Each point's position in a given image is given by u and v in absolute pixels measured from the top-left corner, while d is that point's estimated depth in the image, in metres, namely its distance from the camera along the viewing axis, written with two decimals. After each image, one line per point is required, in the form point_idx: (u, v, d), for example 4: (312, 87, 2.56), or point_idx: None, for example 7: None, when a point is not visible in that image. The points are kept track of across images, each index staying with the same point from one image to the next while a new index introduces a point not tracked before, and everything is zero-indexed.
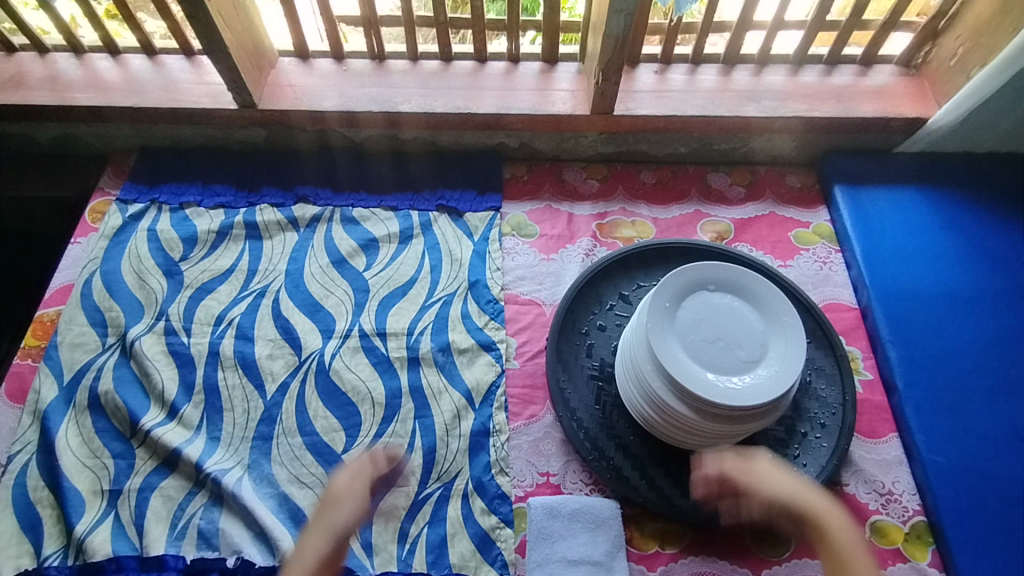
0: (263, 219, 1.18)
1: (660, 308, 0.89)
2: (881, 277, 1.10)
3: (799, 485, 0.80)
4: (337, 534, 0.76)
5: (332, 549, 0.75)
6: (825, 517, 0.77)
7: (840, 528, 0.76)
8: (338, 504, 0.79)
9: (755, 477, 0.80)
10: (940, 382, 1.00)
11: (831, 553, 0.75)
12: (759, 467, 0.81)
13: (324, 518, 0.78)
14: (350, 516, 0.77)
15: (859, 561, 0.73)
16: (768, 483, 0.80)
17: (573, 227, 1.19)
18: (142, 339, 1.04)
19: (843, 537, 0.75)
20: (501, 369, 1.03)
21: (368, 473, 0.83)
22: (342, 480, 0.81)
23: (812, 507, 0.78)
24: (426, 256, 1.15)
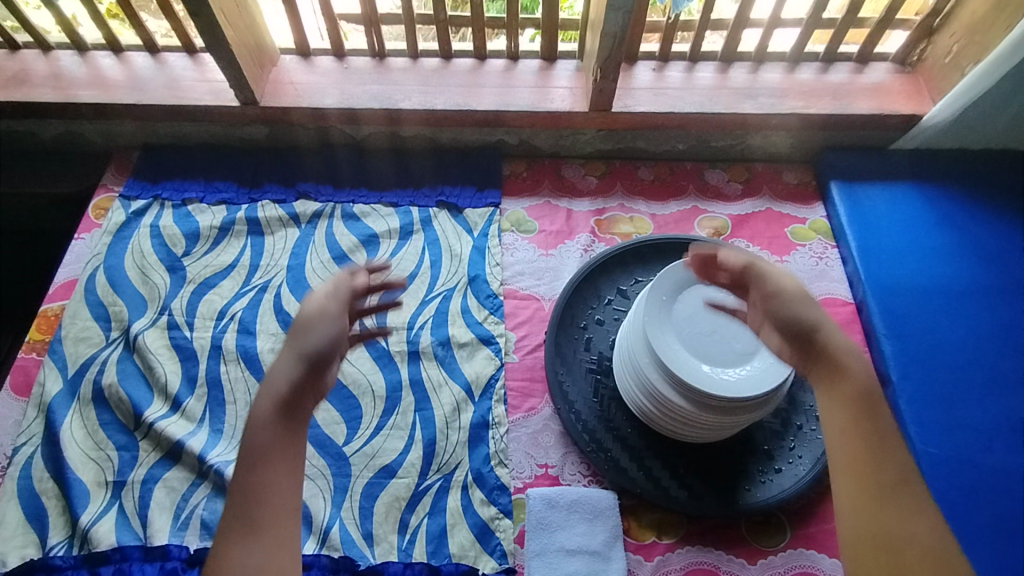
0: (264, 215, 1.19)
1: (657, 301, 0.90)
2: (876, 272, 1.11)
3: (822, 312, 0.77)
4: (310, 357, 0.71)
5: (303, 371, 0.70)
6: (842, 350, 0.74)
7: (854, 362, 0.73)
8: (311, 326, 0.73)
9: (777, 292, 0.78)
10: (934, 375, 1.01)
11: (840, 383, 0.72)
12: (783, 284, 0.78)
13: (298, 336, 0.72)
14: (324, 337, 0.72)
15: (869, 398, 0.71)
16: (790, 304, 0.77)
17: (572, 223, 1.20)
18: (146, 333, 1.05)
19: (856, 372, 0.73)
20: (501, 362, 1.04)
21: (344, 293, 0.78)
22: (316, 300, 0.76)
23: (829, 341, 0.75)
24: (427, 252, 1.16)
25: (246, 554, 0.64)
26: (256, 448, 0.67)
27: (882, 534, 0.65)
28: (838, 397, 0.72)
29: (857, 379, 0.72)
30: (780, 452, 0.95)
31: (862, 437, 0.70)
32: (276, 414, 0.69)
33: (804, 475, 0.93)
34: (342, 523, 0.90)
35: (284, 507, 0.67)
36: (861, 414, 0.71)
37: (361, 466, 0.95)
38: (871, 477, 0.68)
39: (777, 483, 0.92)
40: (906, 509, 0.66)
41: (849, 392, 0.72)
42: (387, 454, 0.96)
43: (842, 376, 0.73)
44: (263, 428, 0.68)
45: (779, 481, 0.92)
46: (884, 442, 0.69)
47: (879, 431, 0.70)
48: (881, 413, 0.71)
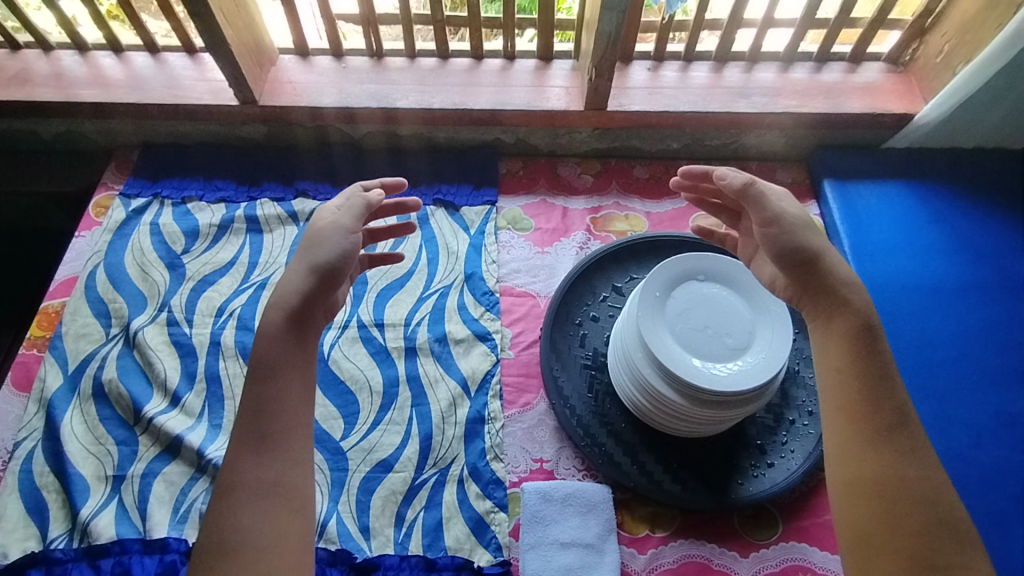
0: (263, 213, 1.21)
1: (651, 296, 0.92)
2: (868, 269, 1.12)
3: (824, 244, 0.79)
4: (319, 268, 0.78)
5: (314, 281, 0.77)
6: (844, 288, 0.76)
7: (855, 298, 0.75)
8: (321, 239, 0.80)
9: (775, 216, 0.79)
10: (925, 371, 1.02)
11: (839, 320, 0.74)
12: (782, 209, 0.80)
13: (311, 248, 0.80)
14: (330, 251, 0.79)
15: (869, 340, 0.73)
16: (792, 231, 0.79)
17: (567, 220, 1.22)
18: (145, 330, 1.07)
19: (857, 312, 0.74)
20: (497, 359, 1.05)
21: (357, 209, 0.84)
22: (329, 217, 0.83)
23: (832, 278, 0.76)
24: (424, 249, 1.17)
25: (257, 463, 0.68)
26: (266, 351, 0.73)
27: (872, 474, 0.66)
28: (836, 335, 0.74)
29: (858, 319, 0.74)
30: (773, 447, 0.96)
31: (858, 379, 0.71)
32: (284, 320, 0.75)
33: (796, 469, 0.94)
34: (339, 517, 0.91)
35: (292, 422, 0.71)
36: (859, 354, 0.72)
37: (358, 461, 0.96)
38: (864, 417, 0.69)
39: (770, 477, 0.93)
40: (899, 452, 0.67)
41: (849, 329, 0.73)
42: (384, 449, 0.97)
43: (843, 314, 0.74)
44: (273, 329, 0.74)
45: (771, 476, 0.93)
46: (882, 386, 0.70)
47: (876, 373, 0.71)
48: (881, 355, 0.72)
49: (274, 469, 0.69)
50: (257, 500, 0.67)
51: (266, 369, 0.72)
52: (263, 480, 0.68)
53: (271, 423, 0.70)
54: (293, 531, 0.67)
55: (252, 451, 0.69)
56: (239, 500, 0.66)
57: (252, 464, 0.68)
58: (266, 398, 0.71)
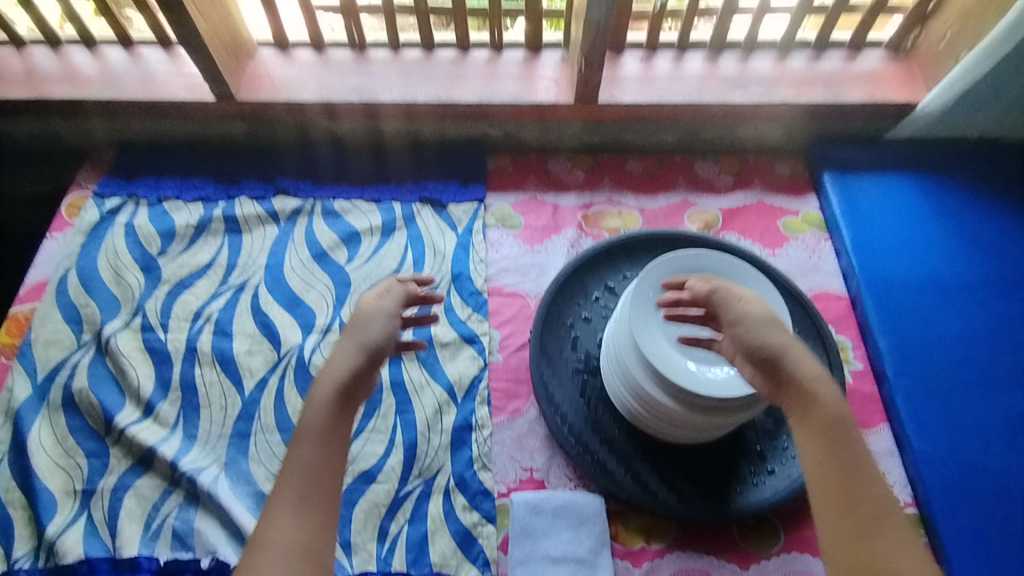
0: (242, 212, 1.16)
1: (644, 297, 0.88)
2: (870, 265, 1.08)
3: (787, 338, 0.76)
4: (368, 349, 0.79)
5: (364, 360, 0.78)
6: (813, 378, 0.73)
7: (826, 387, 0.73)
8: (368, 321, 0.82)
9: (736, 317, 0.78)
10: (930, 372, 0.98)
11: (813, 411, 0.72)
12: (745, 310, 0.79)
13: (356, 331, 0.81)
14: (379, 334, 0.80)
15: (845, 430, 0.71)
16: (752, 328, 0.77)
17: (558, 218, 1.17)
18: (118, 336, 1.02)
19: (830, 402, 0.72)
20: (485, 363, 1.01)
21: (399, 293, 0.86)
22: (370, 300, 0.85)
23: (800, 368, 0.74)
24: (409, 249, 1.13)
25: (292, 523, 0.68)
26: (313, 425, 0.73)
27: (870, 574, 0.63)
28: (812, 429, 0.71)
29: (832, 410, 0.71)
30: (773, 452, 0.92)
31: (840, 475, 0.68)
32: (333, 395, 0.75)
33: (797, 477, 0.90)
34: None
35: (329, 487, 0.71)
36: (837, 446, 0.70)
37: None
38: (854, 511, 0.66)
39: (770, 486, 0.89)
40: (893, 542, 0.64)
41: (824, 422, 0.71)
42: (366, 459, 0.92)
43: (816, 406, 0.72)
44: (321, 406, 0.74)
45: (772, 484, 0.90)
46: (864, 480, 0.68)
47: (855, 467, 0.69)
48: (857, 445, 0.70)
49: (307, 531, 0.68)
50: (286, 560, 0.66)
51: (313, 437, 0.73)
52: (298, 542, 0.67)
53: (310, 485, 0.70)
54: None
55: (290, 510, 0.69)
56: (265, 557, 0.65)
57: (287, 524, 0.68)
58: (306, 465, 0.71)
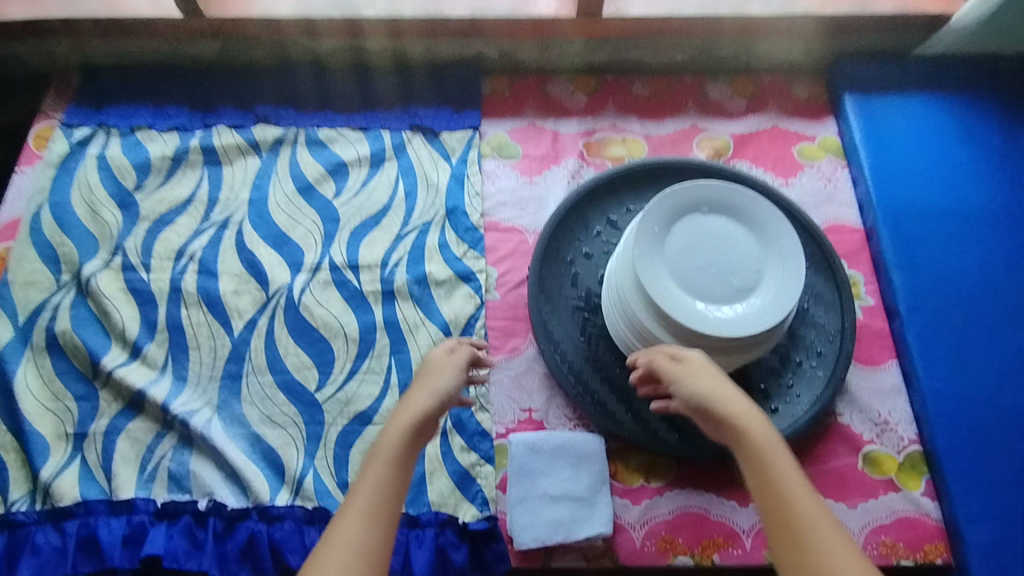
0: (220, 142, 1.08)
1: (650, 232, 0.82)
2: (889, 195, 1.02)
3: (718, 386, 0.72)
4: (440, 391, 0.75)
5: (436, 404, 0.74)
6: (744, 412, 0.70)
7: (761, 425, 0.69)
8: (433, 372, 0.78)
9: (668, 377, 0.74)
10: (945, 308, 0.94)
11: (745, 444, 0.68)
12: (676, 371, 0.74)
13: (430, 375, 0.78)
14: (455, 379, 0.77)
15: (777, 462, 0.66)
16: (683, 383, 0.73)
17: (559, 146, 1.10)
18: (99, 276, 0.98)
19: (762, 436, 0.68)
20: (481, 301, 0.97)
21: (467, 350, 0.82)
22: (438, 355, 0.81)
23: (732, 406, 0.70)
24: (401, 181, 1.06)
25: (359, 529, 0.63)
26: (389, 449, 0.69)
27: None
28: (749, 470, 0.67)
29: (764, 443, 0.67)
30: (777, 391, 0.90)
31: (780, 512, 0.63)
32: (410, 428, 0.71)
33: (802, 415, 0.88)
34: (316, 472, 0.86)
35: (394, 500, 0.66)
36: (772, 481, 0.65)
37: (335, 413, 0.90)
38: (798, 549, 0.61)
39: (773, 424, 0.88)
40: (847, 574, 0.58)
41: (756, 459, 0.67)
42: (362, 401, 0.90)
43: (746, 442, 0.68)
44: (397, 438, 0.70)
45: (775, 422, 0.88)
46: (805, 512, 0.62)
47: (793, 497, 0.63)
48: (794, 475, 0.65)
49: (375, 537, 0.63)
50: (357, 565, 0.61)
51: (390, 458, 0.68)
52: (370, 547, 0.62)
53: (386, 498, 0.66)
54: None
55: (362, 516, 0.64)
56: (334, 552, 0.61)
57: (362, 532, 0.63)
58: (381, 483, 0.66)
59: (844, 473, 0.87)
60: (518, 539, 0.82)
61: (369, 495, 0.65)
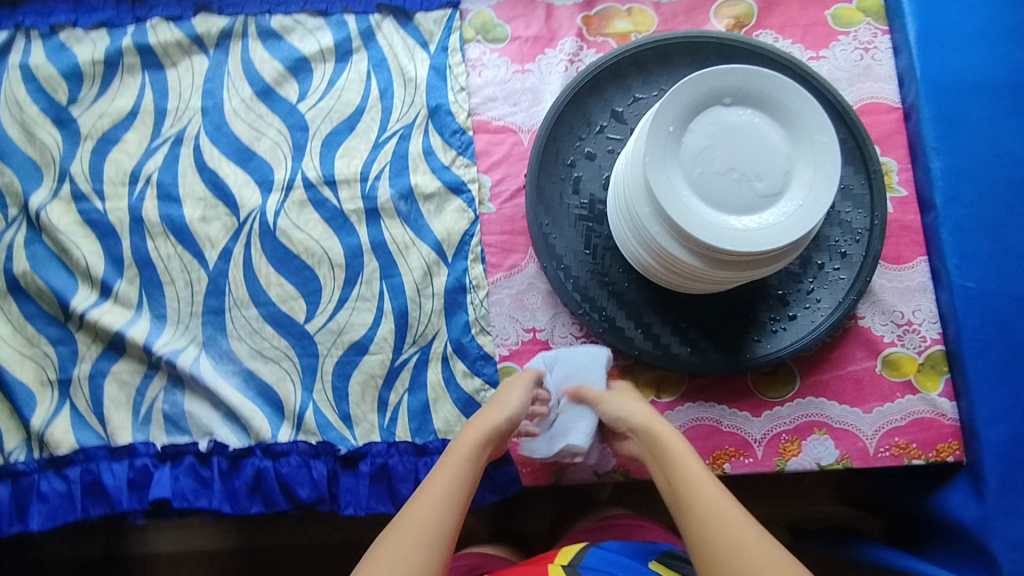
0: (157, 40, 0.93)
1: (664, 133, 0.71)
2: (935, 64, 0.88)
3: (642, 413, 0.73)
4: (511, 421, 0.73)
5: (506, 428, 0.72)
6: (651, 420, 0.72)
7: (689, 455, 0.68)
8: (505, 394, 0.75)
9: (591, 398, 0.77)
10: (989, 195, 0.85)
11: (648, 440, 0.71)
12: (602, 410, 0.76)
13: (506, 390, 0.75)
14: (524, 398, 0.74)
15: (695, 486, 0.65)
16: (603, 406, 0.76)
17: (553, 23, 0.95)
18: (49, 209, 0.88)
19: (685, 463, 0.67)
20: (475, 215, 0.89)
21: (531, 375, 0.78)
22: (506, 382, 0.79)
23: (661, 435, 0.70)
24: (373, 77, 0.93)
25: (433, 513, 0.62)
26: (465, 450, 0.69)
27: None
28: (670, 496, 0.67)
29: (685, 468, 0.67)
30: (796, 297, 0.84)
31: (687, 515, 0.63)
32: (484, 437, 0.70)
33: (821, 322, 0.83)
34: (316, 405, 0.83)
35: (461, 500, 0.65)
36: (691, 504, 0.64)
37: (328, 344, 0.85)
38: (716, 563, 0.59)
39: (790, 333, 0.84)
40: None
41: (677, 486, 0.66)
42: (356, 330, 0.85)
43: (670, 466, 0.68)
44: (472, 446, 0.69)
45: (792, 329, 0.84)
46: (724, 528, 0.60)
47: (686, 481, 0.66)
48: (715, 494, 0.64)
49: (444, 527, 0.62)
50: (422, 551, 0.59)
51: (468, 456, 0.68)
52: (444, 532, 0.61)
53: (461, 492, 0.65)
54: None
55: (438, 501, 0.63)
56: (408, 533, 0.60)
57: (441, 516, 0.62)
58: (457, 479, 0.66)
59: (861, 377, 0.84)
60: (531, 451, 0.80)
61: (443, 487, 0.65)
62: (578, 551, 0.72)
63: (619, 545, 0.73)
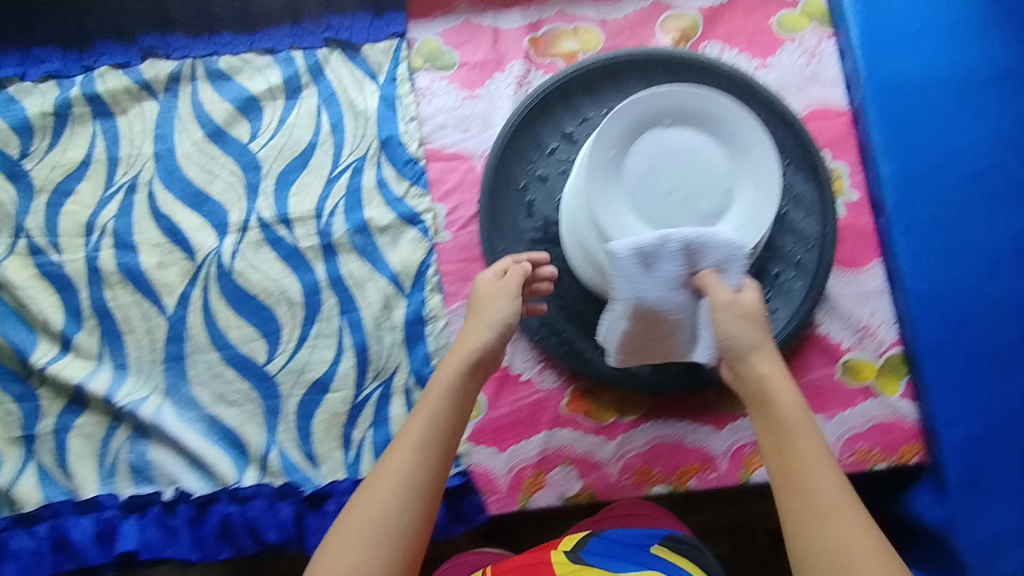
0: (106, 88, 0.93)
1: (604, 158, 0.72)
2: (880, 67, 0.89)
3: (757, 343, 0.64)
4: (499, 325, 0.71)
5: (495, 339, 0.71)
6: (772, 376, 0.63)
7: (813, 432, 0.61)
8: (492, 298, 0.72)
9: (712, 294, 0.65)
10: (936, 193, 0.86)
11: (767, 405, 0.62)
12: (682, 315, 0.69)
13: (486, 306, 0.72)
14: (509, 306, 0.72)
15: (813, 474, 0.59)
16: (720, 317, 0.65)
17: (500, 47, 0.94)
18: (6, 265, 0.88)
19: (802, 444, 0.60)
20: (431, 245, 0.89)
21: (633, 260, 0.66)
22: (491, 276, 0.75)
23: (778, 401, 0.62)
24: (324, 112, 0.93)
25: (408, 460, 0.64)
26: (440, 387, 0.68)
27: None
28: (779, 465, 0.61)
29: (807, 451, 0.60)
30: None
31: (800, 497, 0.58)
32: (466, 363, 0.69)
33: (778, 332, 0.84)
34: (280, 447, 0.83)
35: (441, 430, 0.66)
36: (803, 489, 0.58)
37: (291, 384, 0.85)
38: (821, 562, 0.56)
39: None
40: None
41: (794, 468, 0.59)
42: (317, 368, 0.85)
43: (791, 441, 0.60)
44: (450, 376, 0.68)
45: None
46: (845, 539, 0.56)
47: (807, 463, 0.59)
48: (833, 490, 0.58)
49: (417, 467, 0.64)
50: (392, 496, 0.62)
51: (444, 393, 0.67)
52: (414, 479, 0.63)
53: (438, 432, 0.65)
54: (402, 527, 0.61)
55: (410, 449, 0.64)
56: (381, 484, 0.63)
57: (410, 462, 0.63)
58: (433, 418, 0.66)
59: (822, 385, 0.85)
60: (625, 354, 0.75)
61: (418, 432, 0.66)
62: (582, 538, 0.72)
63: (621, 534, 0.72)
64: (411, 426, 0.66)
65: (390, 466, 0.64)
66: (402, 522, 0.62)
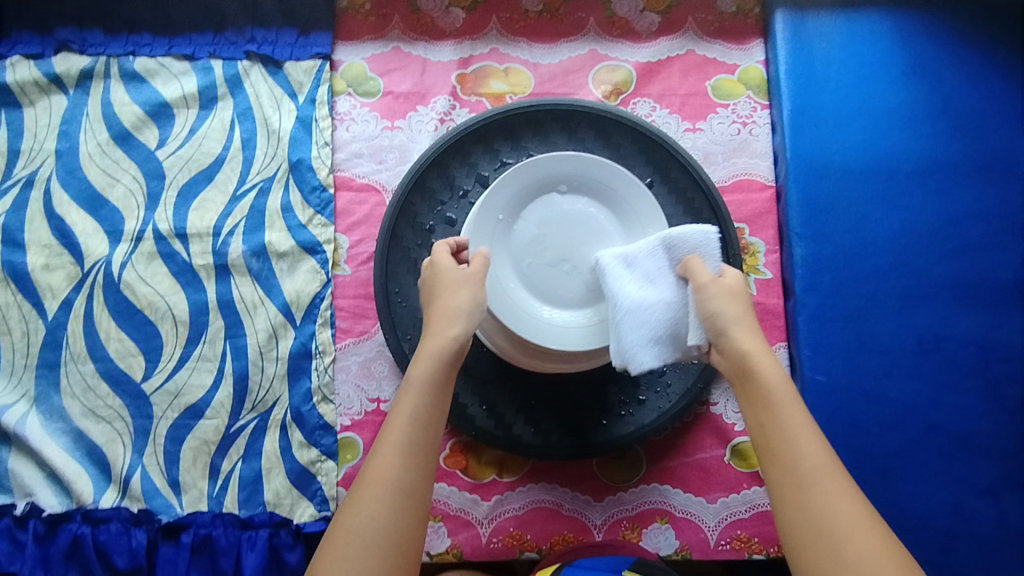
0: (14, 77, 0.89)
1: (493, 220, 0.72)
2: (808, 146, 0.87)
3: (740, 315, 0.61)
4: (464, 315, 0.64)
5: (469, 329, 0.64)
6: (754, 348, 0.59)
7: (793, 405, 0.57)
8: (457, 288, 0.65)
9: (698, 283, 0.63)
10: (846, 286, 0.85)
11: (750, 381, 0.58)
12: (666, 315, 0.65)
13: (439, 295, 0.65)
14: (468, 298, 0.64)
15: (796, 442, 0.56)
16: (703, 297, 0.62)
17: (427, 79, 0.91)
18: None
19: (788, 414, 0.56)
20: (328, 278, 0.86)
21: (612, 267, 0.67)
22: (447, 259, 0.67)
23: (761, 376, 0.58)
24: (237, 126, 0.89)
25: (400, 465, 0.58)
26: (425, 375, 0.61)
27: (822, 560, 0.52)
28: (763, 443, 0.57)
29: (789, 422, 0.56)
30: (647, 379, 0.82)
31: (784, 470, 0.55)
32: (450, 354, 0.62)
33: (668, 408, 0.81)
34: (144, 469, 0.81)
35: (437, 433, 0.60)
36: (786, 460, 0.55)
37: (164, 406, 0.82)
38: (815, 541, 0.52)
39: (637, 417, 0.82)
40: (867, 561, 0.51)
41: (777, 444, 0.56)
42: (193, 392, 0.83)
43: (773, 412, 0.57)
44: (433, 369, 0.61)
45: (639, 415, 0.82)
46: (834, 513, 0.53)
47: (787, 434, 0.56)
48: (817, 456, 0.55)
49: (414, 473, 0.58)
50: (388, 503, 0.57)
51: (424, 388, 0.60)
52: (405, 484, 0.57)
53: (420, 432, 0.59)
54: (406, 538, 0.57)
55: (395, 452, 0.58)
56: (369, 491, 0.57)
57: (396, 466, 0.58)
58: (417, 416, 0.60)
59: (709, 466, 0.83)
60: (635, 364, 0.64)
61: (401, 435, 0.59)
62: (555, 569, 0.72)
63: (592, 560, 0.73)
64: (391, 425, 0.60)
65: (373, 473, 0.58)
66: (400, 530, 0.57)
